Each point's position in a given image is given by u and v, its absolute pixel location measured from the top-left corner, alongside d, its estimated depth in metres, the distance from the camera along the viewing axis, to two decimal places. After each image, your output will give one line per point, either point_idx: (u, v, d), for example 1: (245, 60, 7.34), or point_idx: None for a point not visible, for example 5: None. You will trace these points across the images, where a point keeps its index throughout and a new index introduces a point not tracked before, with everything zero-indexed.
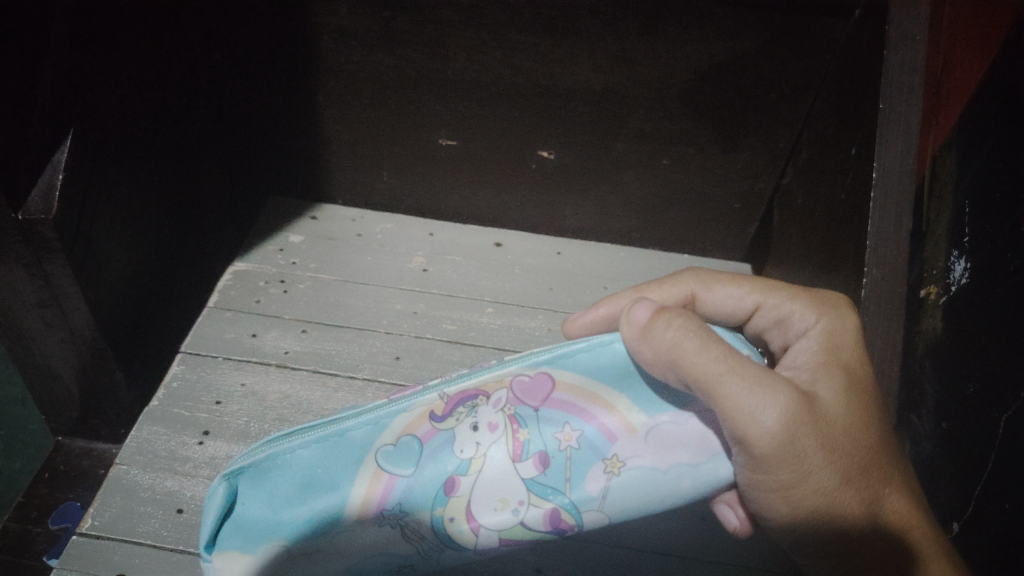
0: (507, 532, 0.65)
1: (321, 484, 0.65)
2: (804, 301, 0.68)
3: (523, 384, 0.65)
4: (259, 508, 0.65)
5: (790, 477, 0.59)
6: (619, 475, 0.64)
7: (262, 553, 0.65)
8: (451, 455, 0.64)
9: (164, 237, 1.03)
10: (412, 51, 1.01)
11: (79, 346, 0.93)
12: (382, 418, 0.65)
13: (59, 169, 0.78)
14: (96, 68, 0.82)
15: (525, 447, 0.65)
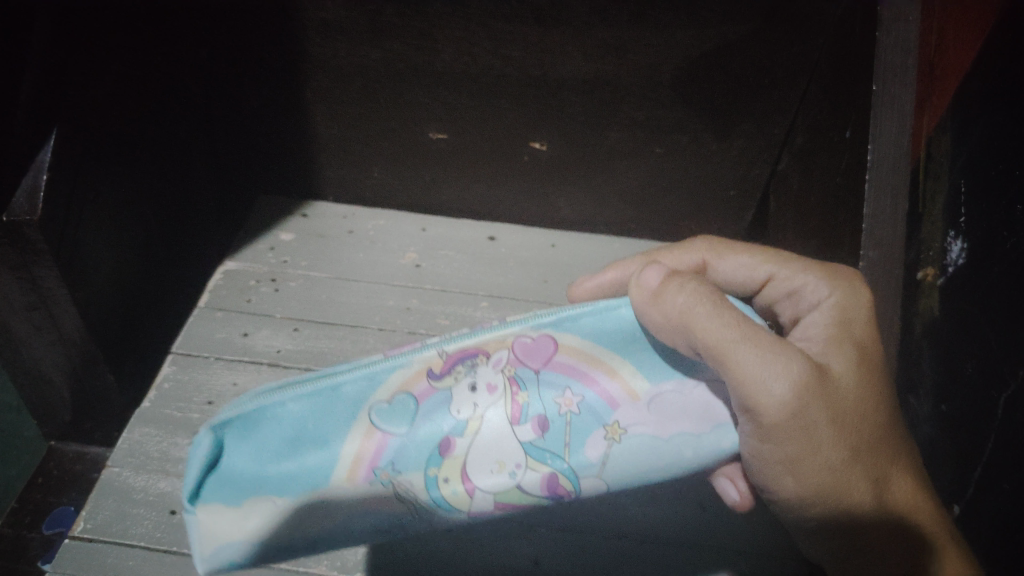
0: (503, 496, 0.63)
1: (313, 438, 0.63)
2: (817, 274, 0.67)
3: (525, 346, 0.65)
4: (244, 461, 0.62)
5: (797, 449, 0.58)
6: (620, 442, 0.63)
7: (248, 510, 0.62)
8: (447, 416, 0.63)
9: (151, 236, 1.02)
10: (399, 45, 0.99)
11: (70, 349, 0.92)
12: (379, 373, 0.65)
13: (42, 169, 0.77)
14: (80, 68, 0.81)
15: (523, 411, 0.63)
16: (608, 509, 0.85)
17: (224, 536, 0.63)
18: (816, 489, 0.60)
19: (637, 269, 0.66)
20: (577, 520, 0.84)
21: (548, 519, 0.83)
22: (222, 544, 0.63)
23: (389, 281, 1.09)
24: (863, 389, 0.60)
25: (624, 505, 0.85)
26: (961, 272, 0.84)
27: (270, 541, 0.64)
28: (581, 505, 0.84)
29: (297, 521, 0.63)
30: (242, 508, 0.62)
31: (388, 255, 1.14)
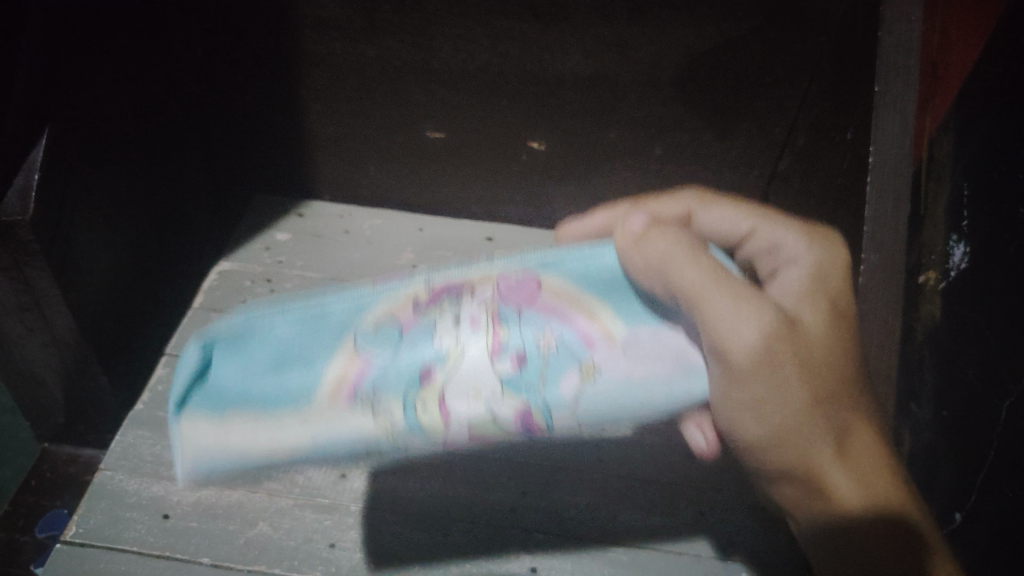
0: (478, 428, 0.58)
1: (297, 358, 0.60)
2: (796, 233, 0.68)
3: (510, 283, 0.63)
4: (228, 375, 0.60)
5: (763, 391, 0.60)
6: (596, 381, 0.59)
7: (229, 425, 0.58)
8: (429, 344, 0.60)
9: (144, 236, 1.00)
10: (396, 42, 0.98)
11: (63, 351, 0.91)
12: (367, 300, 0.63)
13: (35, 167, 0.76)
14: (73, 65, 0.80)
15: (504, 347, 0.59)
16: (607, 516, 0.82)
17: (199, 451, 0.57)
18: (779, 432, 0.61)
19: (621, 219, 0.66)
20: (576, 528, 0.81)
21: (547, 526, 0.81)
22: (205, 460, 0.57)
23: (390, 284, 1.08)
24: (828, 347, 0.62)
25: (622, 514, 0.83)
26: (962, 276, 0.84)
27: (244, 469, 0.58)
28: (580, 513, 0.82)
29: (276, 445, 0.58)
30: (223, 423, 0.58)
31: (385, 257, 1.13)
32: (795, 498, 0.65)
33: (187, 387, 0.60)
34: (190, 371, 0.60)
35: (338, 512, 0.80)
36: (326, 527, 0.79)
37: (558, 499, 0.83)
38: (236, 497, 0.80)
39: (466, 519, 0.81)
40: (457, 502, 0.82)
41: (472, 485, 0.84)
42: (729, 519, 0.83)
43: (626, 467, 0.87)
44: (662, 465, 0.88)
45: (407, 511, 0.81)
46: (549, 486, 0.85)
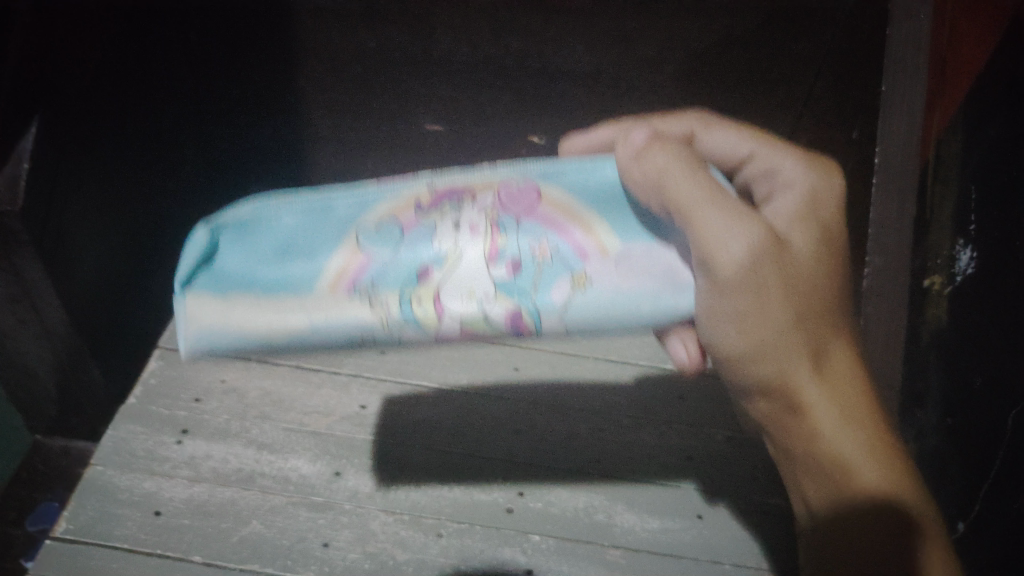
0: (470, 324, 0.58)
1: (300, 249, 0.62)
2: (795, 157, 0.67)
3: (509, 192, 0.64)
4: (235, 261, 0.62)
5: (746, 304, 0.60)
6: (587, 290, 0.60)
7: (229, 304, 0.58)
8: (429, 246, 0.61)
9: (137, 226, 0.99)
10: (396, 31, 0.96)
11: (55, 343, 0.90)
12: (370, 198, 0.64)
13: (24, 157, 0.74)
14: (62, 52, 0.78)
15: (500, 253, 0.61)
16: (605, 518, 0.81)
17: (199, 325, 0.57)
18: (757, 346, 0.62)
19: (624, 136, 0.67)
20: (574, 531, 0.80)
21: (545, 528, 0.79)
22: (204, 335, 0.57)
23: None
24: (814, 266, 0.63)
25: (621, 516, 0.81)
26: (970, 281, 0.85)
27: (240, 351, 0.58)
28: (578, 515, 0.81)
29: (274, 327, 0.57)
30: (225, 301, 0.58)
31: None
32: (770, 414, 0.65)
33: (190, 267, 0.60)
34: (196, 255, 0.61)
35: (331, 511, 0.79)
36: (319, 526, 0.78)
37: (555, 502, 0.82)
38: (229, 494, 0.80)
39: (461, 520, 0.79)
40: (452, 502, 0.81)
41: (468, 485, 0.83)
42: (729, 523, 0.82)
43: (625, 469, 0.86)
44: (661, 467, 0.87)
45: (402, 511, 0.80)
46: (545, 488, 0.83)
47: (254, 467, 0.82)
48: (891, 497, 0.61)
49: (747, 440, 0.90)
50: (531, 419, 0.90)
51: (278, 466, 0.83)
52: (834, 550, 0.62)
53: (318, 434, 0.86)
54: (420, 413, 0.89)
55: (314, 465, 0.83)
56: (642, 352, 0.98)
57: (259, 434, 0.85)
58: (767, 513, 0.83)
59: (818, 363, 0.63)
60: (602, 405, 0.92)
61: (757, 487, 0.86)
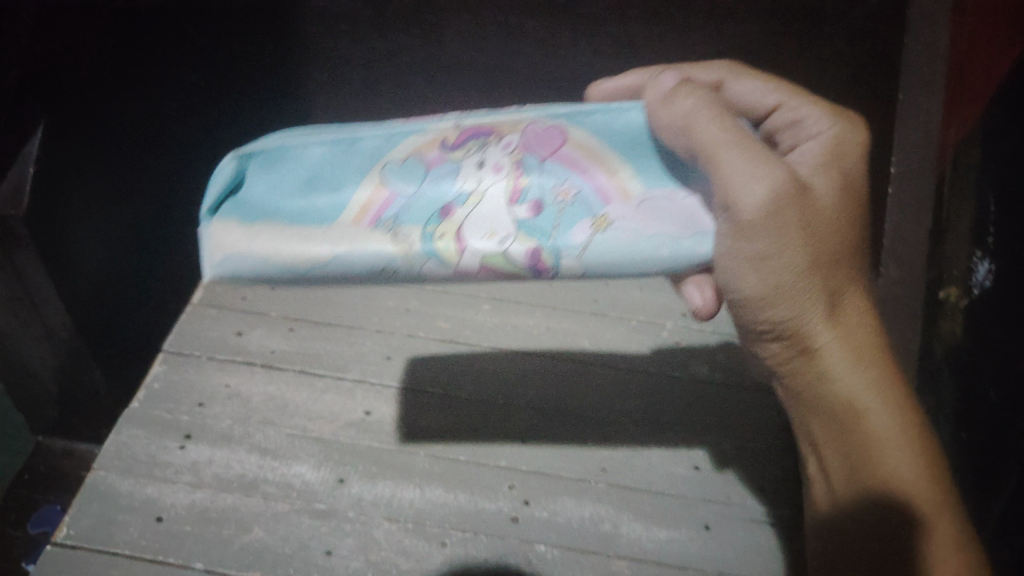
0: (489, 262, 0.58)
1: (324, 182, 0.63)
2: (820, 108, 0.66)
3: (537, 133, 0.64)
4: (261, 189, 0.63)
5: (768, 248, 0.60)
6: (605, 232, 0.59)
7: (252, 231, 0.59)
8: (453, 185, 0.62)
9: (141, 229, 0.98)
10: (403, 36, 0.97)
11: (57, 345, 0.89)
12: (397, 135, 0.65)
13: (29, 161, 0.74)
14: (69, 55, 0.78)
15: (522, 193, 0.61)
16: (611, 528, 0.80)
17: (224, 248, 0.58)
18: (774, 293, 0.62)
19: (651, 80, 0.67)
20: (579, 541, 0.79)
21: (551, 538, 0.78)
22: (230, 260, 0.57)
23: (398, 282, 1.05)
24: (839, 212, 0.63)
25: (627, 526, 0.80)
26: (987, 294, 0.81)
27: (260, 277, 0.58)
28: (583, 524, 0.80)
29: (297, 254, 0.57)
30: (250, 228, 0.59)
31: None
32: (784, 358, 0.68)
33: (217, 194, 0.61)
34: (223, 183, 0.62)
35: (334, 518, 0.78)
36: (322, 534, 0.77)
37: (561, 511, 0.81)
38: (231, 500, 0.79)
39: (466, 529, 0.78)
40: (457, 510, 0.80)
41: (473, 493, 0.82)
42: (736, 534, 0.81)
43: (631, 478, 0.85)
44: (668, 476, 0.86)
45: (405, 519, 0.79)
46: (551, 497, 0.82)
47: (257, 473, 0.81)
48: (897, 443, 0.67)
49: (754, 450, 0.89)
50: (536, 427, 0.89)
51: (281, 472, 0.82)
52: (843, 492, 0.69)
53: (322, 440, 0.85)
54: (425, 420, 0.88)
55: (317, 471, 0.82)
56: (648, 362, 0.99)
57: (262, 439, 0.85)
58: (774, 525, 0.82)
59: (834, 313, 0.65)
60: (608, 413, 0.91)
61: (764, 498, 0.85)
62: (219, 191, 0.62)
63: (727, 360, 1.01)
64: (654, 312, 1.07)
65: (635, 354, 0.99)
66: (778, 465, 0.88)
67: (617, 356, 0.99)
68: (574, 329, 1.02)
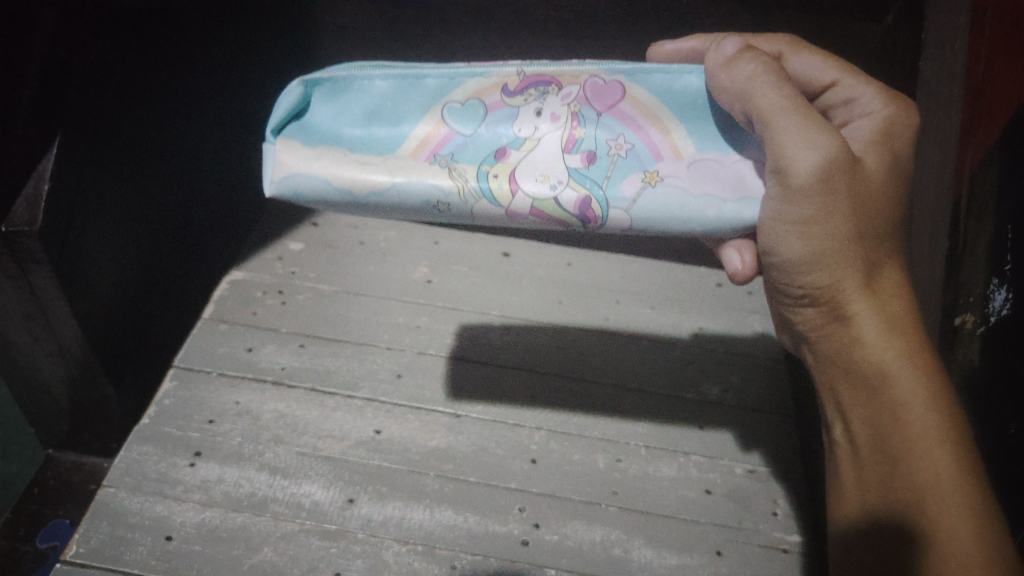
0: (540, 205, 0.67)
1: (387, 115, 0.69)
2: (875, 88, 0.66)
3: (596, 86, 0.70)
4: (327, 114, 0.69)
5: (814, 213, 0.62)
6: (654, 188, 0.68)
7: (320, 154, 0.67)
8: (509, 129, 0.69)
9: (157, 244, 0.99)
10: (413, 50, 1.06)
11: (69, 359, 0.89)
12: (459, 76, 0.70)
13: (44, 177, 0.74)
14: (86, 70, 0.78)
15: (577, 143, 0.69)
16: (622, 553, 0.80)
17: (289, 167, 0.67)
18: (815, 257, 0.64)
19: (716, 41, 0.69)
20: (590, 566, 0.78)
21: (561, 562, 0.78)
22: (295, 178, 0.67)
23: (412, 301, 1.05)
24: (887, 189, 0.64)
25: (638, 551, 0.80)
26: (1004, 323, 0.80)
27: (327, 197, 0.67)
28: (594, 548, 0.80)
29: (362, 180, 0.67)
30: (316, 150, 0.68)
31: (403, 271, 1.09)
32: (816, 322, 0.68)
33: (285, 115, 0.69)
34: (290, 105, 0.68)
35: (344, 539, 0.78)
36: (332, 556, 0.77)
37: (572, 535, 0.80)
38: (241, 520, 0.78)
39: (476, 553, 0.78)
40: (467, 533, 0.79)
41: (483, 515, 0.81)
42: (748, 559, 0.80)
43: (642, 501, 0.84)
44: (680, 500, 0.85)
45: (415, 541, 0.78)
46: (562, 520, 0.82)
47: (267, 492, 0.81)
48: (927, 419, 0.64)
49: (767, 475, 0.88)
50: (547, 447, 0.88)
51: (291, 491, 0.81)
52: (865, 465, 0.67)
53: (332, 459, 0.85)
54: (434, 440, 0.88)
55: (327, 491, 0.82)
56: (657, 382, 0.97)
57: (272, 458, 0.84)
58: (788, 552, 0.81)
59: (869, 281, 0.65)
60: (618, 434, 0.91)
61: (776, 523, 0.84)
62: (287, 112, 0.69)
63: (742, 383, 0.99)
64: (665, 332, 1.04)
65: (647, 373, 0.98)
66: (793, 491, 0.87)
67: (627, 377, 0.97)
68: (584, 347, 1.01)
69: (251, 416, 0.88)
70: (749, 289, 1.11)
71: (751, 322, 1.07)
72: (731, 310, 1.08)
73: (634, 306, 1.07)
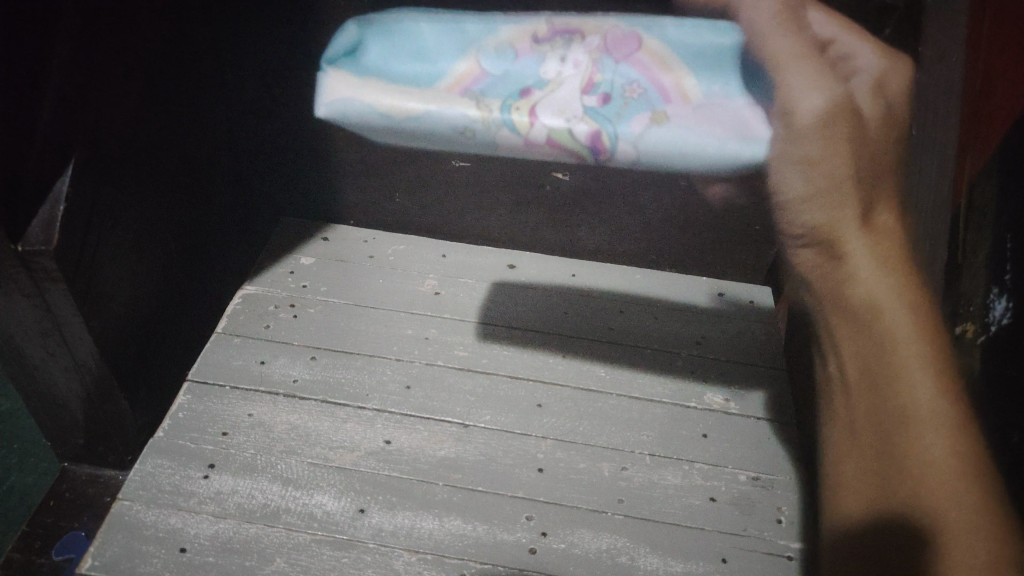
0: (556, 136, 0.64)
1: (423, 53, 0.67)
2: (897, 14, 0.59)
3: (616, 34, 0.64)
4: (376, 54, 0.67)
5: (813, 153, 0.64)
6: (661, 126, 0.63)
7: (365, 83, 0.66)
8: (537, 69, 0.65)
9: (172, 258, 1.01)
10: None
11: (85, 374, 0.91)
12: (493, 23, 0.67)
13: (60, 200, 0.77)
14: (99, 93, 0.80)
15: (595, 85, 0.64)
16: (628, 560, 0.81)
17: (339, 94, 0.66)
18: (815, 193, 0.68)
19: None
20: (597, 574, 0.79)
21: (569, 570, 0.79)
22: (344, 102, 0.66)
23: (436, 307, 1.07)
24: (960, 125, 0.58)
25: (644, 559, 0.81)
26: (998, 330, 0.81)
27: (371, 123, 0.66)
28: (600, 557, 0.81)
29: (398, 107, 0.64)
30: (363, 79, 0.66)
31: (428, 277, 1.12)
32: (814, 260, 0.75)
33: (340, 51, 0.68)
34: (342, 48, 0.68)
35: (355, 549, 0.79)
36: (343, 566, 0.78)
37: (578, 543, 0.82)
38: (254, 531, 0.80)
39: (485, 561, 0.79)
40: (476, 542, 0.81)
41: (491, 524, 0.82)
42: (751, 566, 0.81)
43: (648, 509, 0.86)
44: (685, 508, 0.86)
45: (424, 550, 0.80)
46: (568, 528, 0.83)
47: (279, 503, 0.83)
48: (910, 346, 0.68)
49: (772, 482, 0.89)
50: (554, 456, 0.90)
51: (302, 502, 0.83)
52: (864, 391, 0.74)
53: (343, 469, 0.86)
54: (443, 450, 0.89)
55: (338, 501, 0.83)
56: (662, 392, 0.98)
57: (284, 469, 0.86)
58: (793, 559, 0.82)
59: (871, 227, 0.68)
60: (624, 442, 0.92)
61: (781, 531, 0.85)
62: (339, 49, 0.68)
63: (745, 391, 1.00)
64: (668, 342, 1.05)
65: (651, 382, 1.00)
66: (796, 499, 0.88)
67: (631, 387, 0.99)
68: (588, 357, 1.02)
69: (264, 428, 0.90)
70: (752, 299, 1.12)
71: (755, 331, 1.08)
72: (733, 320, 1.10)
73: (639, 316, 1.08)
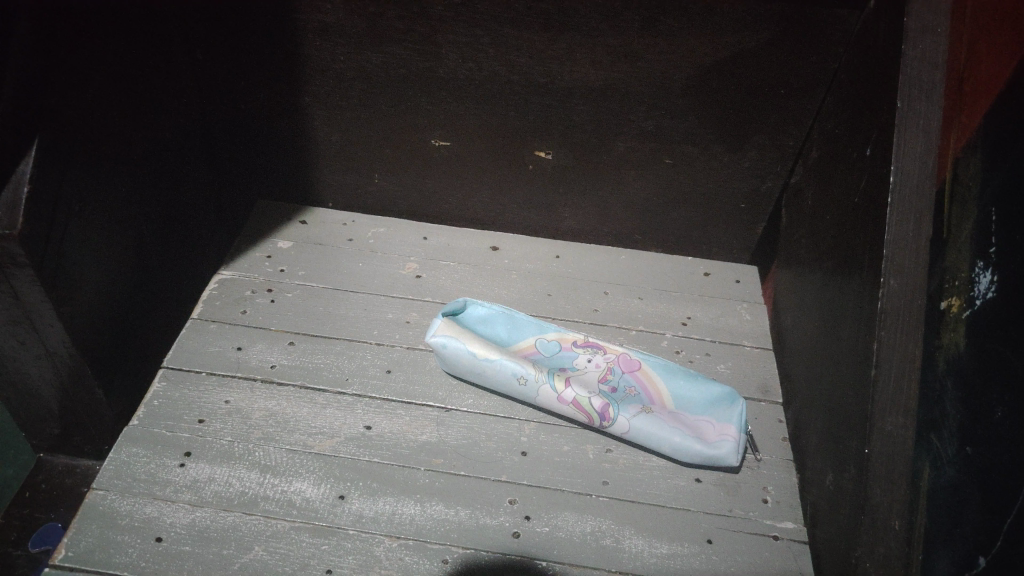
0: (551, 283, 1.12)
1: (503, 327, 0.97)
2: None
3: (628, 364, 0.94)
4: (467, 317, 0.97)
5: None
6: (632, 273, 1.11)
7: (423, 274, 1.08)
8: (577, 337, 0.97)
9: (144, 244, 0.99)
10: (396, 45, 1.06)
11: (56, 363, 0.89)
12: (538, 332, 0.97)
13: (22, 183, 0.74)
14: (65, 74, 0.78)
15: (619, 351, 0.95)
16: (613, 543, 0.80)
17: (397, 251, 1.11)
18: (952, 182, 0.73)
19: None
20: (581, 557, 0.78)
21: (552, 554, 0.78)
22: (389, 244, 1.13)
23: (492, 386, 0.92)
24: None
25: (629, 541, 0.80)
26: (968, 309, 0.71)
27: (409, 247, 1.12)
28: (585, 540, 0.79)
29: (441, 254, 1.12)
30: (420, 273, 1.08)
31: (478, 343, 0.92)
32: None
33: (447, 305, 0.97)
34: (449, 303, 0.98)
35: (335, 536, 0.78)
36: (323, 553, 0.76)
37: (562, 526, 0.80)
38: (231, 519, 0.78)
39: (468, 546, 0.78)
40: (458, 527, 0.79)
41: (474, 508, 0.81)
42: (738, 546, 0.80)
43: (632, 491, 0.85)
44: (670, 489, 0.85)
45: (406, 536, 0.78)
46: (552, 511, 0.82)
47: (257, 491, 0.81)
48: None
49: (757, 463, 0.89)
50: (537, 439, 0.88)
51: (281, 489, 0.81)
52: None
53: (323, 455, 0.85)
54: (425, 434, 0.88)
55: (318, 488, 0.82)
56: None
57: (263, 456, 0.84)
58: (778, 539, 0.82)
59: None
60: None
61: (766, 510, 0.84)
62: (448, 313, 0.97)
63: (731, 371, 0.99)
64: (654, 322, 1.04)
65: None
66: (781, 480, 0.87)
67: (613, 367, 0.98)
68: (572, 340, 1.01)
69: (242, 416, 0.88)
70: (738, 278, 1.12)
71: (741, 312, 1.07)
72: (719, 300, 1.09)
73: (622, 297, 1.07)
